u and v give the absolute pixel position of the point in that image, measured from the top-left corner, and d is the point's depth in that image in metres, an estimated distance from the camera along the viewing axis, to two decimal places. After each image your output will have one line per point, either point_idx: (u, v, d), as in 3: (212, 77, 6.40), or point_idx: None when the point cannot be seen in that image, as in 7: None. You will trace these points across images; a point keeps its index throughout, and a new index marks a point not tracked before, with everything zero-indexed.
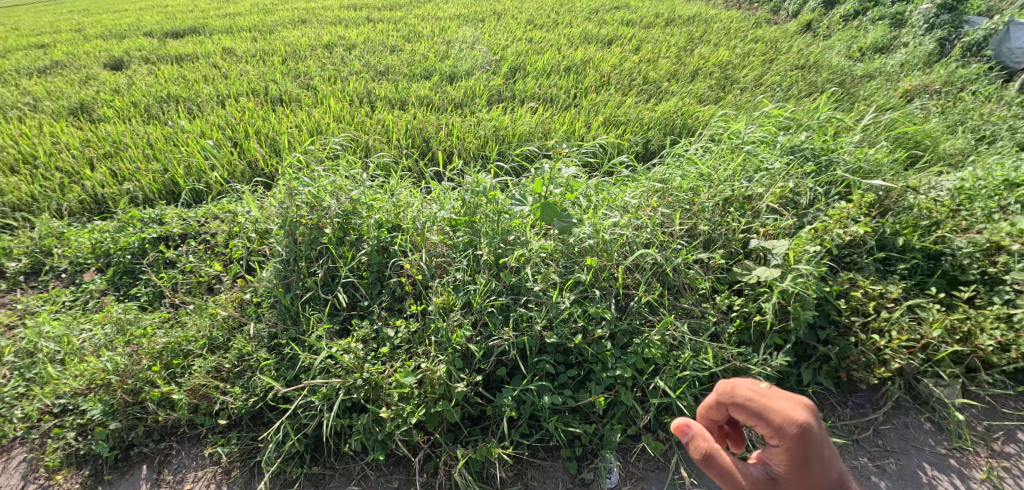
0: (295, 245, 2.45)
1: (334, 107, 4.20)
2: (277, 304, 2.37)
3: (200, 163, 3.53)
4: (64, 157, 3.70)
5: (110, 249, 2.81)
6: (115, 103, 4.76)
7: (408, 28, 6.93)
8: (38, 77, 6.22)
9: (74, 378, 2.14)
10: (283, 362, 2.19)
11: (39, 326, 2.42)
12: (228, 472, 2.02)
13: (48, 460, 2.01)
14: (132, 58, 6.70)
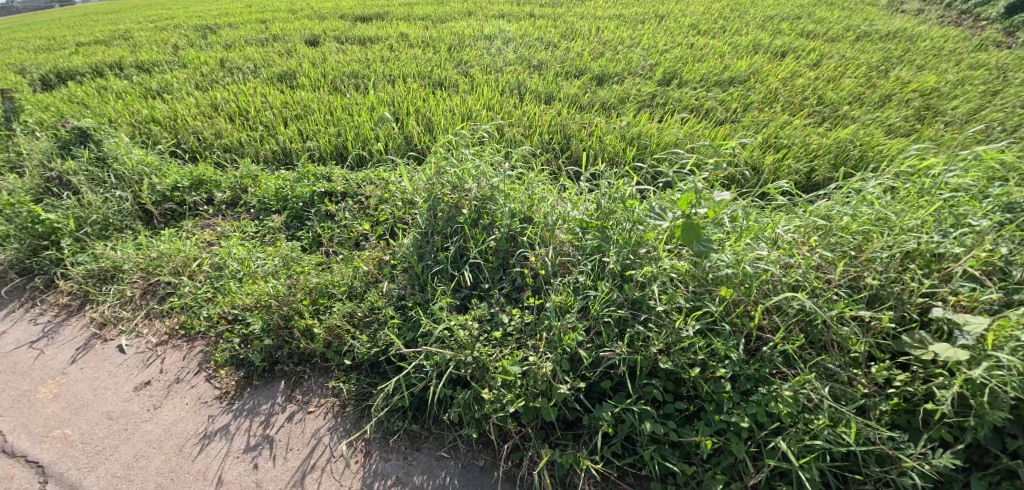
0: (434, 220, 2.67)
1: (485, 96, 4.44)
2: (410, 270, 2.61)
3: (366, 133, 4.00)
4: (268, 114, 4.49)
5: (288, 195, 3.34)
6: (311, 73, 5.62)
7: (566, 25, 7.03)
8: (260, 46, 7.60)
9: (248, 296, 2.61)
10: (406, 322, 2.41)
11: (231, 247, 2.98)
12: (344, 406, 2.26)
13: (219, 356, 2.48)
14: (328, 36, 7.83)
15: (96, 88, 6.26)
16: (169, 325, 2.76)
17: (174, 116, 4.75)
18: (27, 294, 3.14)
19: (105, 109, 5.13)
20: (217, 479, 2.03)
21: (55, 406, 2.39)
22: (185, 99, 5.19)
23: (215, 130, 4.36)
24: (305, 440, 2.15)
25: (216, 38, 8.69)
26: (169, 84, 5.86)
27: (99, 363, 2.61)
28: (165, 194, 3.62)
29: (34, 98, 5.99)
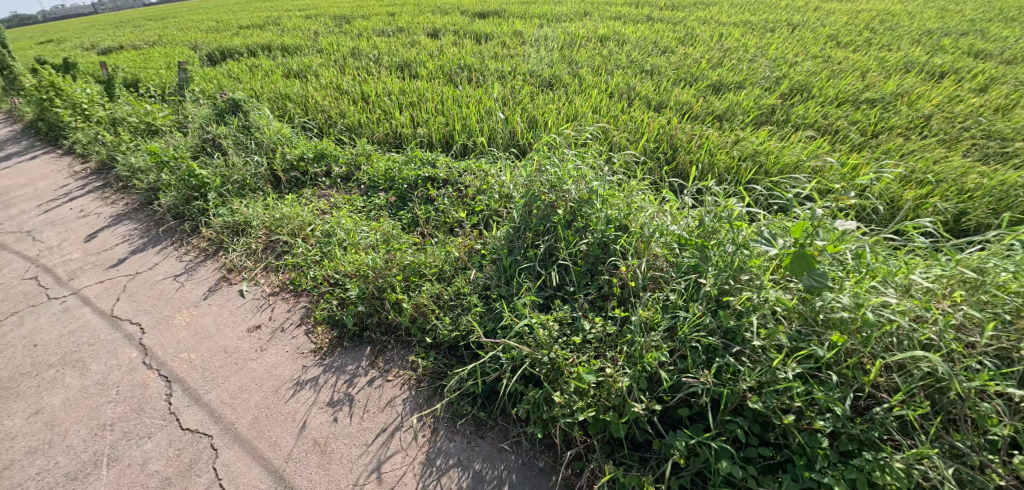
0: (529, 217, 2.73)
1: (592, 99, 4.40)
2: (498, 263, 2.69)
3: (472, 125, 4.17)
4: (387, 99, 4.86)
5: (395, 176, 3.59)
6: (429, 64, 5.98)
7: (685, 31, 6.73)
8: (387, 37, 8.23)
9: (350, 265, 2.87)
10: (488, 312, 2.48)
11: (341, 218, 3.28)
12: (420, 381, 2.38)
13: (319, 314, 2.75)
14: (447, 31, 8.26)
15: (250, 65, 7.21)
16: (281, 279, 3.10)
17: (308, 95, 5.33)
18: (178, 235, 3.72)
19: (255, 84, 5.90)
20: (303, 424, 2.24)
21: (187, 333, 2.80)
22: (319, 80, 5.79)
23: (340, 110, 4.81)
24: (381, 405, 2.29)
25: (351, 28, 9.57)
26: (307, 66, 6.58)
27: (224, 302, 3.01)
28: (293, 163, 4.08)
29: (204, 71, 7.06)
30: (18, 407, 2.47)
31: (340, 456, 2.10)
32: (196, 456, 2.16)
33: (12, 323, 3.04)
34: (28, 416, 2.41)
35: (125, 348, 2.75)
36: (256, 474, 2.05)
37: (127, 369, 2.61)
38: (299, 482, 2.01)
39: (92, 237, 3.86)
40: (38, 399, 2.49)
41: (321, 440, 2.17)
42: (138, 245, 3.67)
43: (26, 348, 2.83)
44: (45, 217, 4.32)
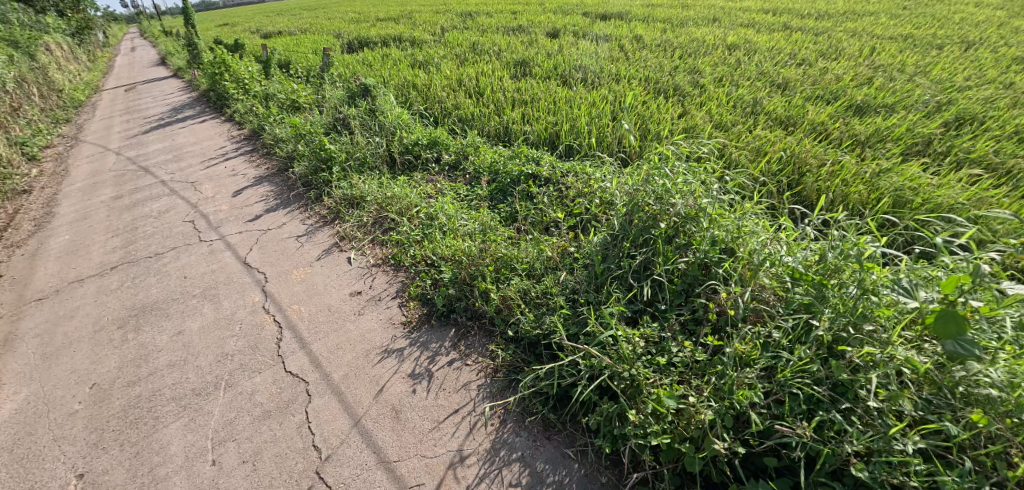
0: (628, 227, 2.70)
1: (710, 112, 4.17)
2: (590, 268, 2.70)
3: (580, 127, 4.17)
4: (501, 95, 5.04)
5: (499, 170, 3.73)
6: (545, 63, 6.09)
7: (829, 43, 6.07)
8: (507, 34, 8.51)
9: (446, 249, 3.04)
10: (573, 316, 2.49)
11: (445, 204, 3.48)
12: (496, 371, 2.44)
13: (413, 290, 2.94)
14: (566, 32, 8.34)
15: (382, 54, 7.89)
16: (384, 253, 3.36)
17: (429, 85, 5.70)
18: (305, 201, 4.20)
19: (385, 72, 6.45)
20: (386, 388, 2.41)
21: (301, 288, 3.16)
22: (440, 72, 6.17)
23: (455, 102, 5.07)
24: (456, 386, 2.39)
25: (474, 24, 10.03)
26: (431, 58, 7.03)
27: (333, 266, 3.34)
28: (408, 147, 4.40)
29: (343, 57, 7.87)
30: (169, 327, 2.97)
31: (414, 426, 2.22)
32: (294, 396, 2.42)
33: (173, 256, 3.67)
34: (174, 335, 2.89)
35: (252, 292, 3.18)
36: (340, 425, 2.26)
37: (251, 310, 3.02)
38: (375, 441, 2.17)
39: (239, 193, 4.51)
40: (183, 323, 2.98)
41: (399, 407, 2.31)
42: (272, 205, 4.21)
43: (180, 278, 3.39)
44: (207, 172, 5.13)
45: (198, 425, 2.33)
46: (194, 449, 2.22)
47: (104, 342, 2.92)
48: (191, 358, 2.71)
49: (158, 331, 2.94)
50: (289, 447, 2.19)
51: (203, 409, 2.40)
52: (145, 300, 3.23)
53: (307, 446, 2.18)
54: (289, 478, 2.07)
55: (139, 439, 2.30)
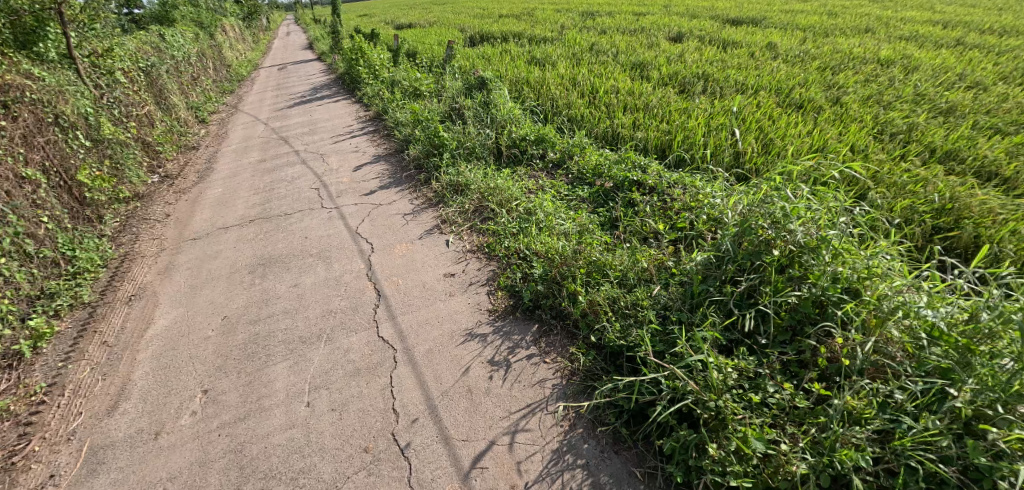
0: (736, 248, 2.52)
1: (850, 133, 3.73)
2: (687, 286, 2.58)
3: (694, 138, 4.04)
4: (613, 99, 5.00)
5: (604, 173, 3.78)
6: (664, 68, 5.90)
7: (1017, 64, 5.11)
8: (627, 36, 8.35)
9: (541, 246, 3.11)
10: (661, 332, 2.41)
11: (544, 201, 3.56)
12: (573, 374, 2.43)
13: (502, 281, 3.03)
14: (690, 38, 7.97)
15: (501, 49, 8.18)
16: (479, 241, 3.51)
17: (543, 83, 5.82)
18: (414, 182, 4.52)
19: (502, 67, 6.69)
20: (464, 370, 2.51)
21: (402, 262, 3.41)
22: (555, 71, 6.25)
23: (568, 100, 5.18)
24: (531, 381, 2.42)
25: (593, 25, 9.98)
26: (548, 56, 7.14)
27: (432, 246, 3.55)
28: (515, 141, 4.55)
29: (465, 50, 8.29)
30: (288, 279, 3.37)
31: (485, 411, 2.30)
32: (383, 360, 2.63)
33: (299, 217, 4.15)
34: (292, 287, 3.28)
35: (359, 259, 3.50)
36: (418, 395, 2.40)
37: (357, 275, 3.32)
38: (448, 417, 2.28)
39: (358, 168, 4.98)
40: (300, 277, 3.37)
41: (474, 390, 2.40)
42: (386, 182, 4.59)
43: (302, 238, 3.84)
44: (335, 146, 5.73)
45: (301, 369, 2.62)
46: (294, 389, 2.51)
47: (238, 283, 3.40)
48: (302, 309, 3.06)
49: (280, 280, 3.37)
50: (372, 405, 2.38)
51: (307, 356, 2.70)
52: (272, 252, 3.70)
53: (387, 408, 2.35)
54: (367, 433, 2.24)
55: (253, 371, 2.65)
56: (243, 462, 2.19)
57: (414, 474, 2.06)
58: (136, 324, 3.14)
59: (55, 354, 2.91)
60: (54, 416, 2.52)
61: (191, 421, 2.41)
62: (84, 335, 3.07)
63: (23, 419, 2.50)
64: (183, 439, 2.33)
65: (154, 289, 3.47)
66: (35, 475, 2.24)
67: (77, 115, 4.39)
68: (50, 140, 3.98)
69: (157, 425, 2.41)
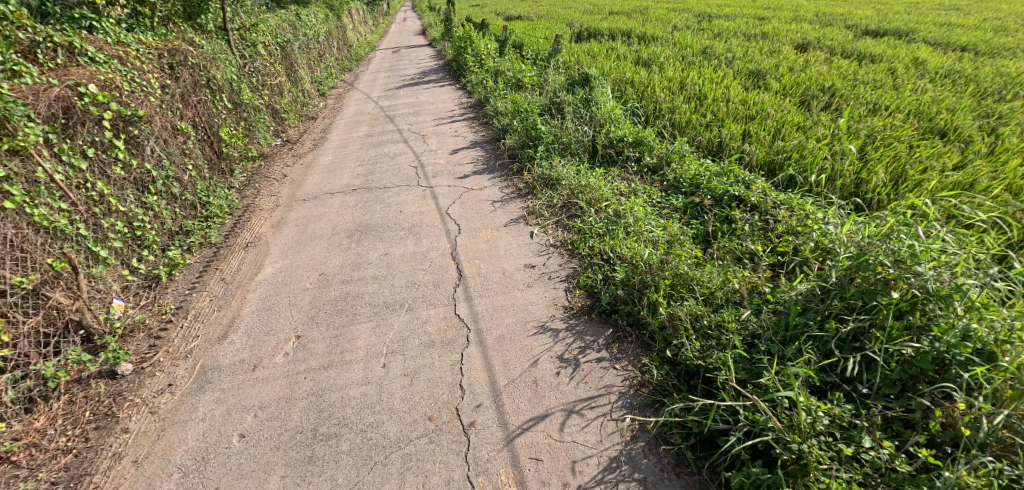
0: (847, 283, 2.26)
1: (1009, 172, 3.21)
2: (782, 316, 2.38)
3: (810, 158, 3.73)
4: (722, 109, 4.77)
5: (702, 185, 3.62)
6: (783, 78, 5.47)
7: None
8: (745, 41, 7.83)
9: (626, 250, 3.05)
10: (746, 360, 2.26)
11: (635, 206, 3.49)
12: (642, 385, 2.35)
13: (581, 280, 3.01)
14: (819, 48, 7.28)
15: (606, 47, 8.06)
16: (563, 237, 3.51)
17: (647, 85, 5.67)
18: (506, 171, 4.62)
19: (606, 65, 6.60)
20: (532, 361, 2.53)
21: (485, 246, 3.51)
22: (661, 73, 6.05)
23: (673, 105, 5.05)
24: (598, 385, 2.38)
25: (708, 27, 9.48)
26: (655, 57, 6.92)
27: (516, 235, 3.61)
28: (612, 142, 4.52)
29: (571, 45, 8.29)
30: (380, 247, 3.62)
31: (548, 405, 2.30)
32: (456, 337, 2.73)
33: (396, 192, 4.43)
34: (382, 255, 3.51)
35: (446, 238, 3.65)
36: (485, 377, 2.46)
37: (441, 253, 3.47)
38: (510, 404, 2.32)
39: (455, 152, 5.19)
40: (390, 247, 3.59)
41: (540, 382, 2.42)
42: (479, 168, 4.74)
43: (396, 212, 4.09)
44: (435, 128, 6.02)
45: (381, 332, 2.81)
46: (373, 349, 2.69)
47: (336, 245, 3.71)
48: (389, 277, 3.27)
49: (372, 248, 3.62)
50: (441, 377, 2.48)
51: (388, 320, 2.88)
52: (369, 221, 3.98)
53: (454, 383, 2.44)
54: (433, 403, 2.34)
55: (340, 326, 2.89)
56: (322, 406, 2.39)
57: (472, 451, 2.12)
58: (249, 268, 3.55)
59: (184, 283, 3.39)
60: (178, 335, 2.93)
61: (283, 361, 2.68)
62: (208, 271, 3.53)
63: (154, 333, 2.94)
64: (275, 376, 2.59)
65: (267, 239, 3.89)
66: (158, 381, 2.63)
67: (225, 79, 5.00)
68: (202, 99, 4.53)
69: (255, 359, 2.71)
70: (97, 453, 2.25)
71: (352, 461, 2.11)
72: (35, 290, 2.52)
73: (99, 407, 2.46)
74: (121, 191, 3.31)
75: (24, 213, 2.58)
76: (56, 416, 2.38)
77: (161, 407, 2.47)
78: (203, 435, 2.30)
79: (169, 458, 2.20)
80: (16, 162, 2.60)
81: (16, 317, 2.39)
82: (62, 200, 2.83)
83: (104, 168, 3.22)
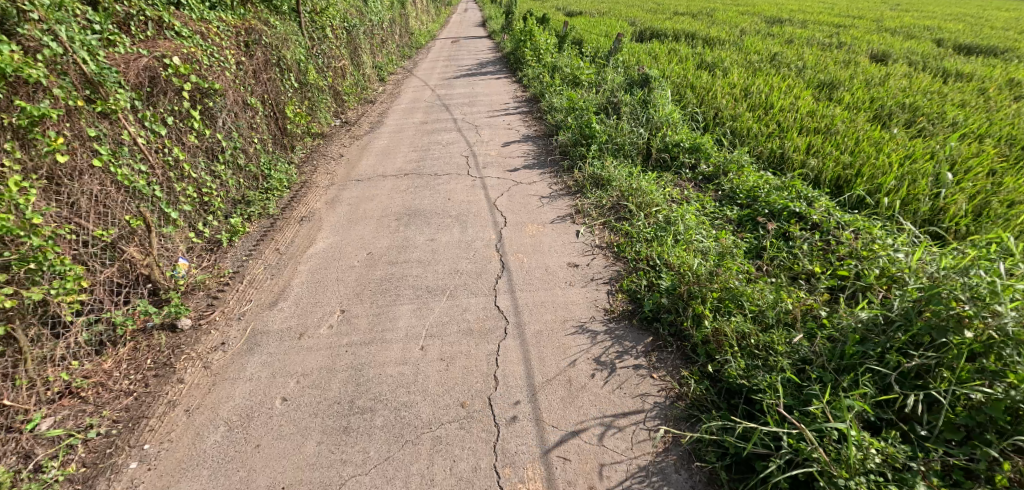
0: (915, 316, 2.10)
1: None
2: (837, 344, 2.24)
3: (882, 178, 3.49)
4: (788, 119, 4.53)
5: (760, 198, 3.47)
6: (859, 91, 5.13)
7: None
8: (819, 50, 7.39)
9: (674, 258, 2.96)
10: (794, 386, 2.15)
11: (687, 214, 3.39)
12: (679, 398, 2.28)
13: (625, 284, 2.96)
14: (901, 61, 6.78)
15: (669, 48, 7.84)
16: (609, 239, 3.46)
17: (709, 90, 5.48)
18: (556, 168, 4.60)
19: (668, 66, 6.42)
20: (568, 361, 2.52)
21: (529, 241, 3.51)
22: (725, 79, 5.83)
23: (736, 112, 4.85)
24: (633, 392, 2.33)
25: (779, 33, 9.02)
26: (720, 61, 6.66)
27: (561, 233, 3.59)
28: (667, 146, 4.41)
29: (631, 45, 8.12)
30: (426, 232, 3.69)
31: (580, 406, 2.28)
32: (494, 328, 2.75)
33: (445, 180, 4.50)
34: (428, 241, 3.58)
35: (491, 229, 3.68)
36: (519, 371, 2.47)
37: (486, 244, 3.51)
38: (542, 400, 2.32)
39: (506, 145, 5.22)
40: (436, 234, 3.66)
41: (574, 382, 2.40)
42: (529, 163, 4.74)
43: (445, 199, 4.16)
44: (488, 120, 6.06)
45: (421, 315, 2.87)
46: (412, 331, 2.76)
47: (384, 226, 3.82)
48: (433, 262, 3.34)
49: (419, 232, 3.70)
50: (476, 366, 2.51)
51: (428, 305, 2.95)
52: (417, 206, 4.07)
53: (489, 373, 2.47)
54: (466, 390, 2.38)
55: (382, 305, 2.97)
56: (360, 380, 2.47)
57: (500, 442, 2.13)
58: (302, 241, 3.71)
59: (242, 249, 3.59)
60: (233, 297, 3.11)
61: (327, 333, 2.80)
62: (264, 240, 3.72)
63: (212, 293, 3.13)
64: (318, 346, 2.70)
65: (320, 215, 4.06)
66: (212, 339, 2.80)
67: (294, 60, 5.23)
68: (272, 77, 4.76)
69: (302, 328, 2.84)
70: (154, 398, 2.42)
71: (383, 437, 2.17)
72: (113, 243, 2.71)
73: (159, 356, 2.65)
74: (194, 158, 3.53)
75: (110, 172, 2.76)
76: (121, 361, 2.58)
77: (214, 363, 2.63)
78: (248, 394, 2.43)
79: (217, 412, 2.34)
80: (105, 124, 2.78)
81: (96, 266, 2.59)
82: (143, 163, 3.03)
83: (180, 135, 3.43)
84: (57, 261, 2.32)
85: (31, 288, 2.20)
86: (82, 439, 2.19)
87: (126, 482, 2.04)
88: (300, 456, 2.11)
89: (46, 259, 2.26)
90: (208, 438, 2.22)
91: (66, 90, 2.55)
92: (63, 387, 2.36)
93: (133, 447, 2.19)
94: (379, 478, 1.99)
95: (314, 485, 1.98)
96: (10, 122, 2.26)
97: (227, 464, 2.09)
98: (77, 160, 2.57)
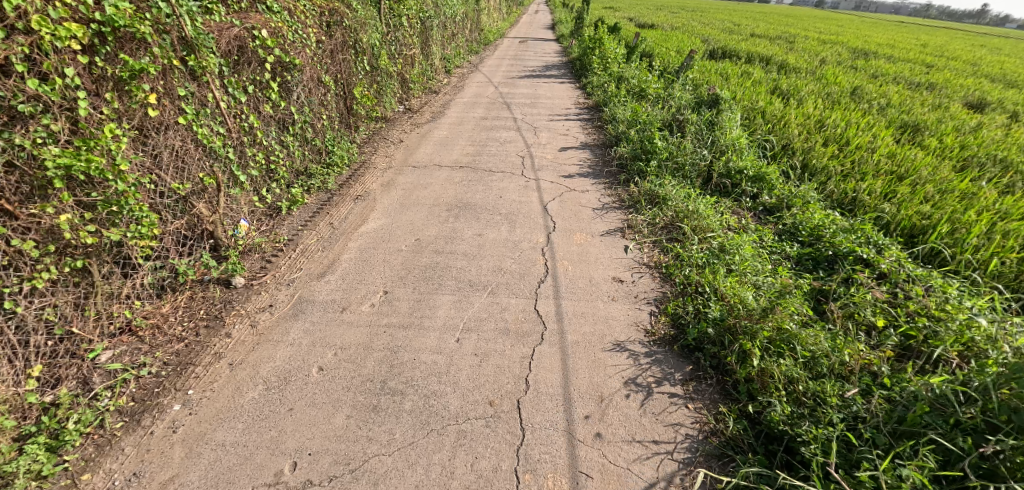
0: (992, 394, 1.92)
1: None
2: (897, 408, 2.08)
3: (965, 234, 3.23)
4: (865, 158, 4.29)
5: (823, 237, 3.29)
6: (947, 137, 4.80)
7: None
8: (905, 89, 6.97)
9: (726, 289, 2.85)
10: (843, 443, 2.03)
11: (744, 244, 3.27)
12: (714, 434, 2.19)
13: (670, 308, 2.87)
14: (999, 111, 6.24)
15: (742, 70, 7.59)
16: (659, 259, 3.38)
17: (781, 119, 5.26)
18: (612, 180, 4.55)
19: (739, 90, 6.23)
20: (603, 376, 2.47)
21: (577, 250, 3.48)
22: (799, 109, 5.58)
23: (809, 145, 4.63)
24: (666, 419, 2.26)
25: (862, 67, 8.52)
26: (796, 89, 6.40)
27: (610, 246, 3.54)
28: (730, 172, 4.30)
29: (703, 63, 7.94)
30: (475, 227, 3.73)
31: (609, 425, 2.23)
32: (531, 331, 2.74)
33: (499, 177, 4.53)
34: (475, 236, 3.62)
35: (538, 233, 3.67)
36: (552, 378, 2.45)
37: (532, 246, 3.50)
38: (572, 412, 2.28)
39: (564, 150, 5.20)
40: (484, 229, 3.69)
41: (606, 400, 2.34)
42: (585, 171, 4.72)
43: (496, 196, 4.18)
44: (548, 123, 6.06)
45: (461, 307, 2.90)
46: (451, 322, 2.79)
47: (435, 215, 3.89)
48: (477, 257, 3.37)
49: (468, 226, 3.73)
50: (508, 367, 2.51)
51: (468, 298, 2.97)
52: (469, 200, 4.12)
53: (520, 376, 2.45)
54: (495, 389, 2.37)
55: (424, 292, 3.02)
56: (394, 362, 2.52)
57: (524, 447, 2.11)
58: (356, 219, 3.83)
59: (299, 219, 3.77)
60: (286, 264, 3.25)
61: (368, 310, 2.87)
62: (320, 213, 3.88)
63: (267, 257, 3.30)
64: (358, 322, 2.78)
65: (375, 196, 4.18)
66: (261, 300, 2.93)
67: (369, 44, 5.39)
68: (346, 58, 4.93)
69: (345, 302, 2.93)
70: (203, 348, 2.56)
71: (411, 421, 2.20)
72: (186, 197, 2.89)
73: (212, 309, 2.81)
74: (267, 128, 3.71)
75: (192, 130, 2.91)
76: (177, 307, 2.76)
77: (261, 324, 2.75)
78: (288, 358, 2.53)
79: (257, 370, 2.45)
80: (193, 85, 2.94)
81: (168, 217, 2.76)
82: (221, 125, 3.19)
83: (257, 104, 3.60)
84: (136, 207, 2.46)
85: (111, 229, 2.36)
86: (135, 375, 2.34)
87: (168, 422, 2.17)
88: (329, 426, 2.17)
89: (127, 204, 2.40)
90: (247, 393, 2.32)
91: (165, 49, 2.68)
92: (125, 323, 2.53)
93: (179, 390, 2.32)
94: (401, 461, 2.02)
95: (338, 457, 2.03)
96: (114, 74, 2.38)
97: (261, 422, 2.18)
98: (165, 115, 2.71)
